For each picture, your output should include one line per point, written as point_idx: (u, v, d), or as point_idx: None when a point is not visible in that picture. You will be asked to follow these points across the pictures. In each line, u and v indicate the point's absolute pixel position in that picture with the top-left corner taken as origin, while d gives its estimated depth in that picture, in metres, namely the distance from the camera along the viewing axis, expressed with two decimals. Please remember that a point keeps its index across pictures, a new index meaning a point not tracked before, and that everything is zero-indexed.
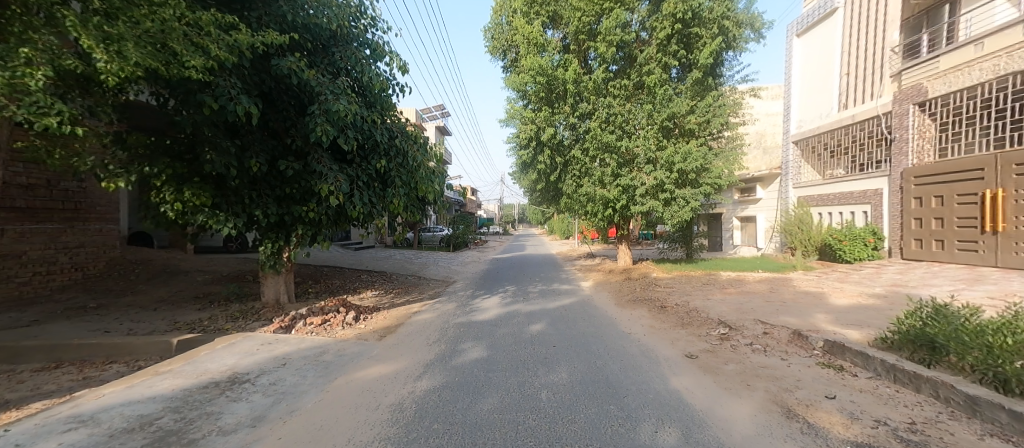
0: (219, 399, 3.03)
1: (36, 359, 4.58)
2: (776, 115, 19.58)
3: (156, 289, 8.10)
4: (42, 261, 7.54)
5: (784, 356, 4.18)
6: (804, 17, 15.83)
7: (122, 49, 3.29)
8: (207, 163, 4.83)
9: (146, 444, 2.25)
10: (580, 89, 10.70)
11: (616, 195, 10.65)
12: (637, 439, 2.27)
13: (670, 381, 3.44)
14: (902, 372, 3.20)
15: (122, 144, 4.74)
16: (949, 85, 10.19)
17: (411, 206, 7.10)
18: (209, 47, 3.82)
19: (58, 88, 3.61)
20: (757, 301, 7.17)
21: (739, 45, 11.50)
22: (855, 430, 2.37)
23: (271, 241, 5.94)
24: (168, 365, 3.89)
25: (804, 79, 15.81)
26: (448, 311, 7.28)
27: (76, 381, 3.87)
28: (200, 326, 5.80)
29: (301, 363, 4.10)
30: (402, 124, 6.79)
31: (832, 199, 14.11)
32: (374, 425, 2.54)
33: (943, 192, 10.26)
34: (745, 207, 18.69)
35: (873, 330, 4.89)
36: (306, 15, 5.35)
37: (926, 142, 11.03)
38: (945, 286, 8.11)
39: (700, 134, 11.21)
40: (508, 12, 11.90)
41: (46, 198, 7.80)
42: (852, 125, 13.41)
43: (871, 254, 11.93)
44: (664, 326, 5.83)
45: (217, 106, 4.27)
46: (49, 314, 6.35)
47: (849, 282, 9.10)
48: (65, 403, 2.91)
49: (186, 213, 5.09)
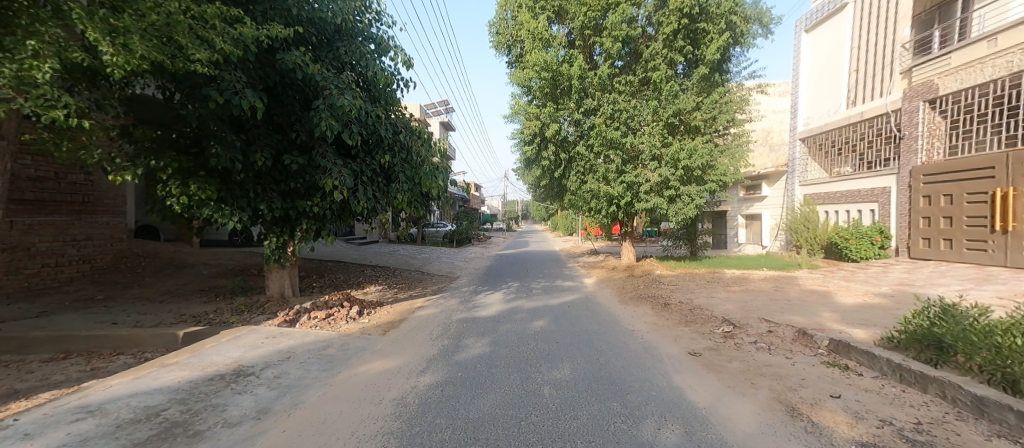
0: (224, 392, 3.06)
1: (44, 350, 4.64)
2: (783, 112, 19.49)
3: (162, 281, 8.17)
4: (51, 253, 7.64)
5: (789, 355, 4.16)
6: (812, 12, 15.66)
7: (128, 42, 3.31)
8: (212, 157, 4.85)
9: (151, 435, 2.26)
10: (586, 84, 10.59)
11: (620, 192, 10.59)
12: (638, 436, 2.26)
13: (674, 379, 3.43)
14: (909, 372, 3.17)
15: (129, 138, 4.71)
16: (960, 82, 10.04)
17: (415, 201, 7.10)
18: (214, 41, 3.79)
19: (65, 81, 3.64)
20: (762, 300, 7.12)
21: (746, 41, 11.40)
22: (860, 430, 2.35)
23: (276, 235, 6.07)
24: (173, 357, 3.93)
25: (813, 74, 15.60)
26: (451, 307, 7.28)
27: (84, 372, 3.92)
28: (205, 319, 5.85)
29: (305, 357, 4.13)
30: (406, 119, 6.74)
31: (839, 198, 13.98)
32: (377, 419, 2.55)
33: (952, 190, 10.13)
34: (750, 205, 18.57)
35: (879, 330, 4.85)
36: (311, 9, 5.29)
37: (935, 139, 10.88)
38: (952, 285, 8.03)
39: (706, 131, 11.13)
40: (513, 7, 11.79)
41: (54, 191, 7.90)
42: (860, 123, 13.26)
43: (878, 253, 11.87)
44: (667, 323, 5.80)
45: (222, 100, 4.30)
46: (58, 305, 6.44)
47: (855, 281, 9.05)
48: (73, 394, 2.94)
49: (191, 207, 5.13)
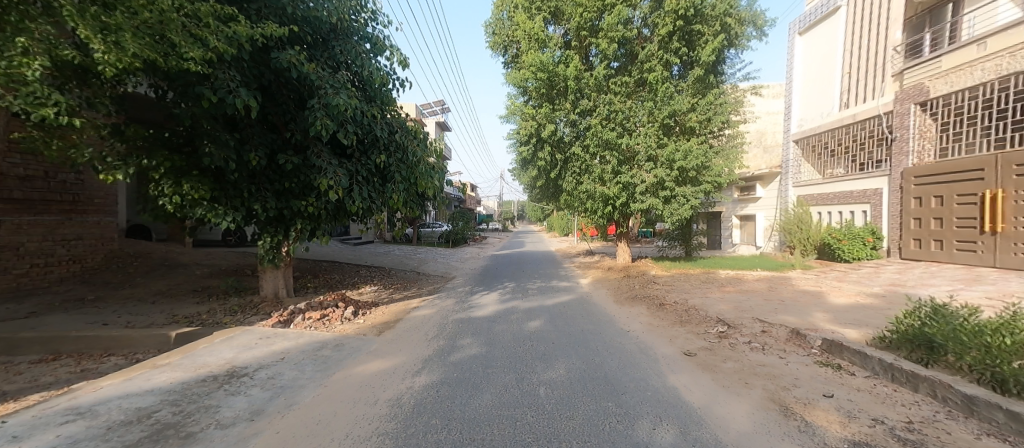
0: (218, 393, 3.03)
1: (33, 351, 4.57)
2: (777, 114, 19.69)
3: (154, 282, 8.07)
4: (39, 253, 7.53)
5: (782, 355, 4.19)
6: (806, 15, 15.80)
7: (120, 40, 3.27)
8: (206, 156, 4.83)
9: (143, 436, 2.24)
10: (581, 85, 10.57)
11: (616, 192, 10.62)
12: (635, 436, 2.27)
13: (669, 379, 3.44)
14: (900, 372, 3.21)
15: (121, 136, 4.63)
16: (951, 85, 10.16)
17: (410, 202, 7.07)
18: (208, 39, 3.77)
19: (55, 79, 3.59)
20: (756, 300, 7.18)
21: (742, 43, 11.50)
22: (852, 429, 2.38)
23: (270, 235, 6.00)
24: (166, 358, 3.89)
25: (806, 76, 15.74)
26: (447, 307, 7.26)
27: (74, 373, 3.87)
28: (199, 319, 5.80)
29: (300, 357, 4.10)
30: (402, 119, 6.72)
31: (831, 199, 14.14)
32: (372, 420, 2.54)
33: (943, 192, 10.27)
34: (744, 206, 18.72)
35: (871, 330, 4.90)
36: (306, 8, 5.27)
37: (926, 142, 11.04)
38: (942, 286, 8.14)
39: (701, 132, 11.21)
40: (509, 7, 11.80)
41: (44, 190, 7.79)
42: (853, 125, 13.41)
43: (870, 254, 12.00)
44: (662, 323, 5.83)
45: (216, 98, 4.28)
46: (47, 305, 6.35)
47: (848, 282, 9.13)
48: (63, 395, 2.90)
49: (184, 207, 5.10)
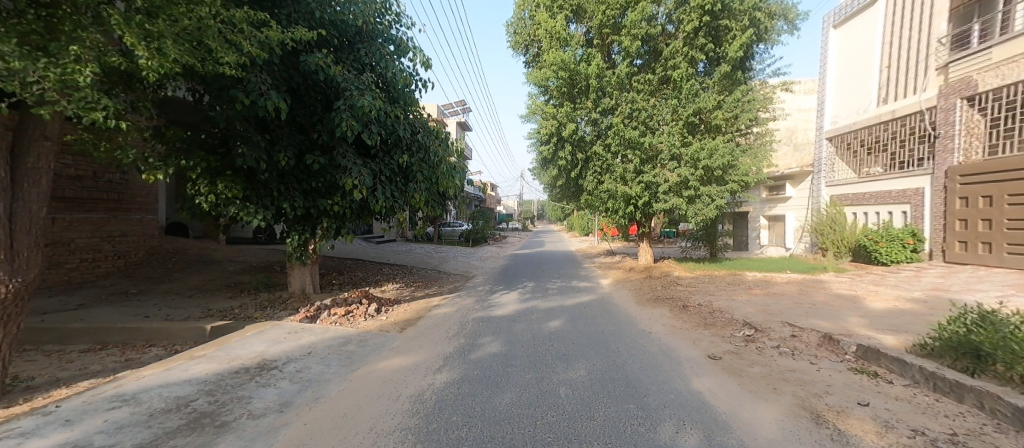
0: (249, 384, 3.15)
1: (82, 340, 4.88)
2: (809, 111, 18.91)
3: (190, 277, 8.47)
4: (88, 248, 8.02)
5: (813, 360, 4.02)
6: (842, 7, 15.07)
7: (162, 46, 3.42)
8: (239, 157, 5.04)
9: (182, 424, 2.35)
10: (603, 83, 10.45)
11: (638, 192, 10.46)
12: (657, 439, 2.23)
13: (693, 382, 3.36)
14: (944, 381, 3.02)
15: (161, 138, 4.88)
16: (1003, 78, 9.53)
17: (432, 201, 7.19)
18: (242, 44, 3.96)
19: (104, 84, 3.82)
20: (785, 303, 6.92)
21: (772, 37, 11.09)
22: (890, 439, 2.26)
23: (298, 233, 6.20)
24: (201, 350, 4.07)
25: (841, 71, 15.06)
26: (467, 306, 7.31)
27: (119, 362, 4.11)
28: (231, 313, 6.07)
29: (326, 352, 4.22)
30: (424, 119, 6.82)
31: (868, 199, 13.45)
32: (395, 415, 2.58)
33: (991, 192, 9.63)
34: (773, 206, 18.07)
35: (911, 336, 4.64)
36: (333, 12, 5.43)
37: (974, 138, 10.38)
38: (991, 291, 7.63)
39: (727, 130, 10.94)
40: (531, 6, 11.78)
41: (93, 189, 8.28)
42: (892, 121, 12.74)
43: (910, 257, 11.35)
44: (685, 326, 5.69)
45: (249, 101, 4.46)
46: (94, 298, 6.77)
47: (886, 285, 8.67)
48: (110, 383, 3.09)
49: (219, 205, 5.35)
